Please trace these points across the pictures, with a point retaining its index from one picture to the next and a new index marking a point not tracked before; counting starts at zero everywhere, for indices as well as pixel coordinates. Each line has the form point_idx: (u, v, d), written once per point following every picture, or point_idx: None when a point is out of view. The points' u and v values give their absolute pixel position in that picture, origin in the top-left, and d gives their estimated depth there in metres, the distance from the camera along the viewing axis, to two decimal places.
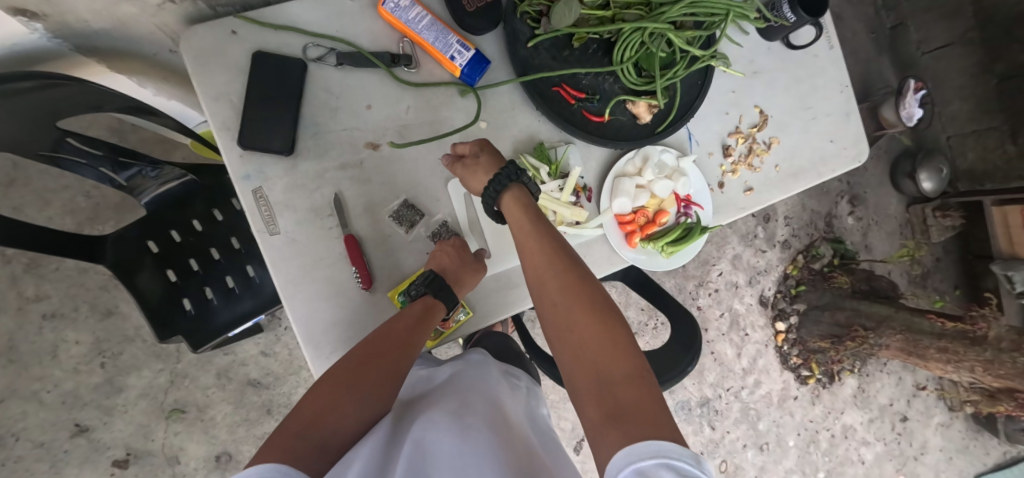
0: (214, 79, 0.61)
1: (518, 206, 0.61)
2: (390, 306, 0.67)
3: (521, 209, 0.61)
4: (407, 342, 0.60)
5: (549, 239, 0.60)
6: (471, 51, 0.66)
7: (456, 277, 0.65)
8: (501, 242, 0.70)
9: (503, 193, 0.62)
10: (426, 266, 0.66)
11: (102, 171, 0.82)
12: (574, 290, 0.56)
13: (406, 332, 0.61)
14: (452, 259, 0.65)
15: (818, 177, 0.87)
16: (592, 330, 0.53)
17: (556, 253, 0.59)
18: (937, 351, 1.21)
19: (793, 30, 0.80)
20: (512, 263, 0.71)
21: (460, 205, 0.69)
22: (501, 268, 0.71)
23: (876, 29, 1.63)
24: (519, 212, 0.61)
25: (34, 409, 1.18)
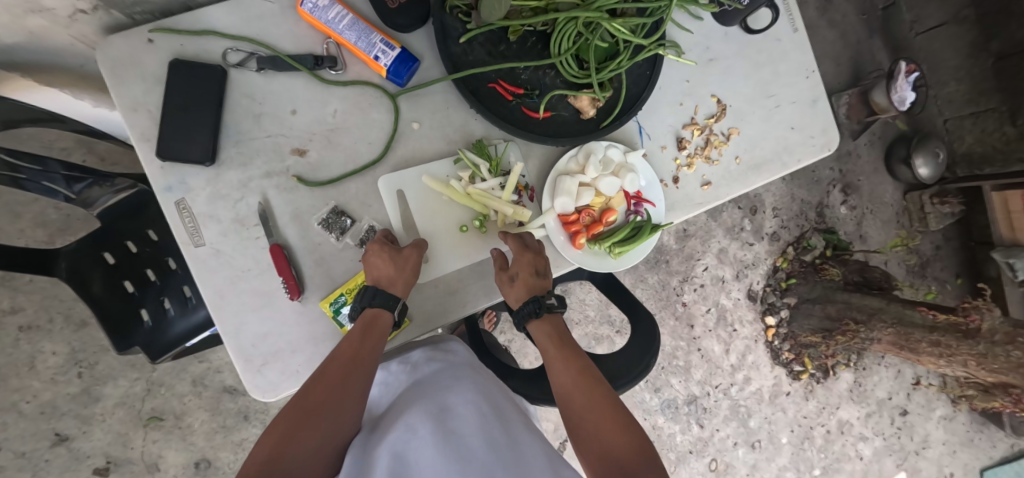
0: (131, 90, 0.61)
1: (546, 335, 0.67)
2: (322, 316, 0.65)
3: (553, 342, 0.66)
4: (365, 341, 0.60)
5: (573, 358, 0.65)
6: (396, 49, 0.64)
7: (395, 280, 0.62)
8: (436, 242, 0.69)
9: (532, 324, 0.67)
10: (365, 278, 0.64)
11: (50, 186, 0.80)
12: (595, 397, 0.60)
13: (360, 338, 0.60)
14: (387, 260, 0.62)
15: (784, 168, 0.82)
16: (608, 426, 0.58)
17: (574, 364, 0.64)
18: (930, 345, 1.15)
19: (749, 12, 0.75)
20: (450, 267, 0.69)
21: (392, 203, 0.68)
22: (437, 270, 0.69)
23: (868, 10, 1.53)
24: (548, 338, 0.67)
25: (14, 420, 1.18)
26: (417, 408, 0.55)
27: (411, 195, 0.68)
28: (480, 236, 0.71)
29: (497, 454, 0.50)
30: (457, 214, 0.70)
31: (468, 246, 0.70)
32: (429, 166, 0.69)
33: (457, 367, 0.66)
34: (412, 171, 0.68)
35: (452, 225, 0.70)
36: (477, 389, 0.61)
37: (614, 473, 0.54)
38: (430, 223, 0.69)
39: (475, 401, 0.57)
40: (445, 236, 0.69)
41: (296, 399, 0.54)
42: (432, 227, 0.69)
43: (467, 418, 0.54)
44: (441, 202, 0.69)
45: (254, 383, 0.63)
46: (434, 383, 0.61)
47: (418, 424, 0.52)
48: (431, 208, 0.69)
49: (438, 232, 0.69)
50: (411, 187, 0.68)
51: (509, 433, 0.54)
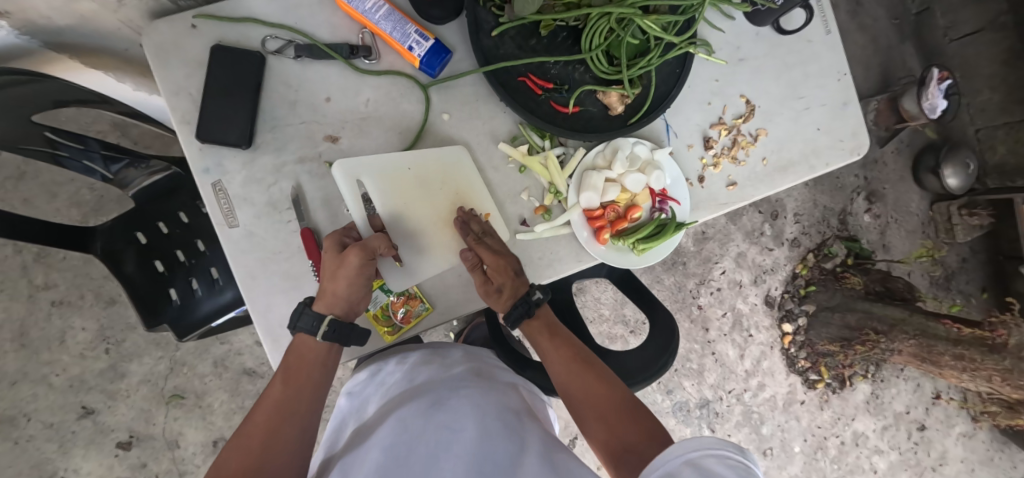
0: (174, 74, 0.63)
1: (542, 334, 0.69)
2: None
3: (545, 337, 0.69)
4: (301, 365, 0.59)
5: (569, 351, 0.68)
6: (429, 41, 0.65)
7: (326, 291, 0.60)
8: (412, 237, 0.67)
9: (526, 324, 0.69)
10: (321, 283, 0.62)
11: (88, 165, 0.85)
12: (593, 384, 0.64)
13: (295, 366, 0.59)
14: (331, 265, 0.60)
15: (812, 172, 0.81)
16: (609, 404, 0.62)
17: (572, 357, 0.67)
18: (953, 358, 1.18)
19: (783, 12, 0.74)
20: (423, 262, 0.68)
21: (348, 191, 0.64)
22: (414, 267, 0.67)
23: (900, 15, 1.50)
24: (543, 338, 0.69)
25: (44, 392, 1.22)
26: (410, 405, 0.54)
27: (370, 182, 0.65)
28: (455, 236, 0.69)
29: (485, 439, 0.48)
30: (431, 207, 0.68)
31: (444, 251, 0.68)
32: (394, 158, 0.66)
33: (444, 369, 0.64)
34: (370, 158, 0.65)
35: (425, 216, 0.68)
36: (468, 382, 0.60)
37: (612, 439, 0.60)
38: (400, 213, 0.66)
39: (467, 394, 0.56)
40: (418, 228, 0.67)
41: (229, 460, 0.52)
42: (400, 220, 0.66)
43: (460, 410, 0.52)
44: (411, 192, 0.67)
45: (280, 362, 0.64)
46: (429, 384, 0.60)
47: (410, 420, 0.51)
48: (397, 195, 0.66)
49: (411, 224, 0.67)
50: (368, 175, 0.65)
51: (508, 420, 0.53)
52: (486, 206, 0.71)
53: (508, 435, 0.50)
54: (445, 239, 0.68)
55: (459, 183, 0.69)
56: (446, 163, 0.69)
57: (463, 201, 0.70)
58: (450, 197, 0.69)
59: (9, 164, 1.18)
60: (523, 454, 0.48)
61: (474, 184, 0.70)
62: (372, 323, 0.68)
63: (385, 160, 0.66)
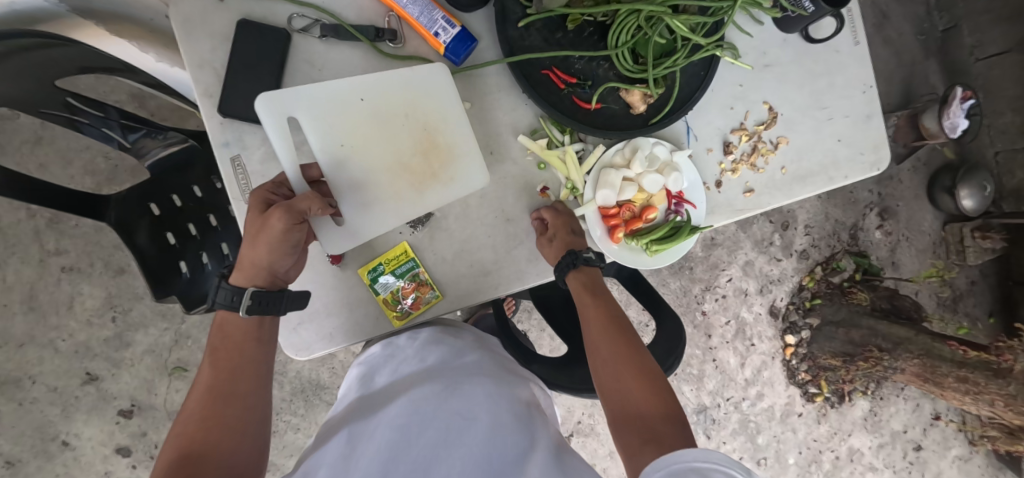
0: (198, 46, 0.63)
1: (582, 291, 0.66)
2: (359, 283, 0.68)
3: (584, 296, 0.66)
4: (229, 344, 0.59)
5: (606, 317, 0.64)
6: (456, 28, 0.65)
7: (246, 259, 0.58)
8: (354, 180, 0.64)
9: (569, 275, 0.66)
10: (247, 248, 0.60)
11: (107, 132, 0.87)
12: (625, 358, 0.60)
13: (223, 346, 0.59)
14: (249, 231, 0.58)
15: (830, 183, 0.80)
16: (634, 380, 0.59)
17: (610, 326, 0.64)
18: (956, 380, 1.21)
19: (812, 21, 0.73)
20: (362, 211, 0.64)
21: (275, 122, 0.58)
22: (358, 219, 0.64)
23: (926, 31, 1.48)
24: (585, 294, 0.66)
25: (50, 356, 1.23)
26: (423, 386, 0.54)
27: (307, 119, 0.60)
28: (409, 180, 0.66)
29: (501, 432, 0.49)
30: (385, 146, 0.65)
31: (398, 197, 0.66)
32: (343, 87, 0.62)
33: (457, 352, 0.64)
34: (308, 93, 0.60)
35: (371, 156, 0.64)
36: (482, 371, 0.60)
37: (639, 427, 0.55)
38: (342, 150, 0.63)
39: (481, 383, 0.56)
40: (363, 170, 0.64)
41: (174, 446, 0.52)
42: (344, 161, 0.63)
43: (475, 399, 0.53)
44: (357, 127, 0.63)
45: (289, 340, 0.66)
46: (442, 366, 0.60)
47: (423, 402, 0.51)
48: (340, 130, 0.62)
49: (361, 166, 0.64)
50: (305, 105, 0.60)
51: (522, 414, 0.53)
52: (454, 143, 0.67)
53: (517, 431, 0.50)
54: (399, 183, 0.66)
55: (425, 115, 0.66)
56: (411, 91, 0.65)
57: (428, 137, 0.66)
58: (406, 136, 0.65)
59: (26, 129, 1.18)
60: (534, 450, 0.48)
61: (443, 116, 0.66)
62: (382, 307, 0.68)
63: (331, 90, 0.61)
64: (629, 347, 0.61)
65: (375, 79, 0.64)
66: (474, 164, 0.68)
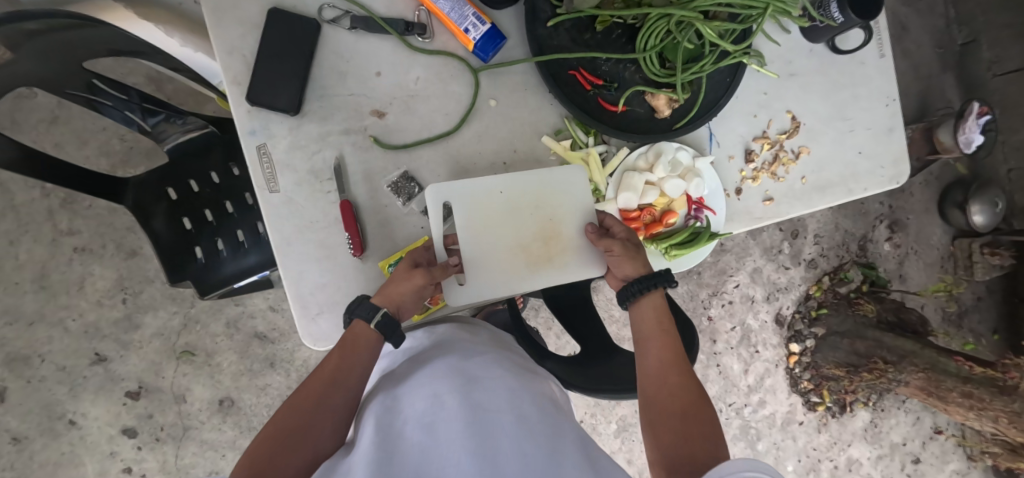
0: (228, 33, 0.63)
1: (655, 310, 0.65)
2: (378, 276, 0.67)
3: (658, 315, 0.65)
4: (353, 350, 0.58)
5: (674, 344, 0.63)
6: (486, 25, 0.65)
7: (387, 291, 0.61)
8: (481, 261, 0.67)
9: (648, 292, 0.65)
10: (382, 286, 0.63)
11: (127, 115, 0.87)
12: (687, 393, 0.58)
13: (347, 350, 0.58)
14: (402, 272, 0.62)
15: (850, 195, 0.80)
16: (691, 416, 0.56)
17: (675, 354, 0.62)
18: (960, 395, 1.24)
19: (839, 32, 0.73)
20: (482, 291, 0.68)
21: (434, 211, 0.65)
22: (479, 293, 0.67)
23: (945, 45, 1.48)
24: (658, 318, 0.65)
25: (59, 335, 1.24)
26: (445, 379, 0.54)
27: (458, 209, 0.66)
28: (530, 264, 0.69)
29: (529, 429, 0.49)
30: (515, 232, 0.68)
31: (515, 276, 0.69)
32: (488, 184, 0.67)
33: (474, 345, 0.64)
34: (462, 185, 0.66)
35: (501, 242, 0.68)
36: (502, 366, 0.60)
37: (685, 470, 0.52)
38: (479, 236, 0.67)
39: (502, 379, 0.56)
40: (492, 253, 0.68)
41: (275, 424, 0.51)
42: (478, 244, 0.67)
43: (498, 395, 0.53)
44: (496, 216, 0.68)
45: (307, 331, 0.66)
46: (460, 357, 0.60)
47: (446, 396, 0.51)
48: (479, 219, 0.67)
49: (490, 250, 0.68)
50: (457, 197, 0.66)
51: (546, 412, 0.54)
52: (576, 237, 0.70)
53: (544, 431, 0.50)
54: (520, 267, 0.69)
55: (555, 209, 0.70)
56: (548, 187, 0.69)
57: (553, 228, 0.70)
58: (535, 226, 0.69)
59: (42, 108, 1.19)
60: (561, 448, 0.48)
61: (571, 211, 0.70)
62: None
63: (478, 187, 0.67)
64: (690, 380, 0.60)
65: (515, 177, 0.68)
66: (591, 255, 0.70)
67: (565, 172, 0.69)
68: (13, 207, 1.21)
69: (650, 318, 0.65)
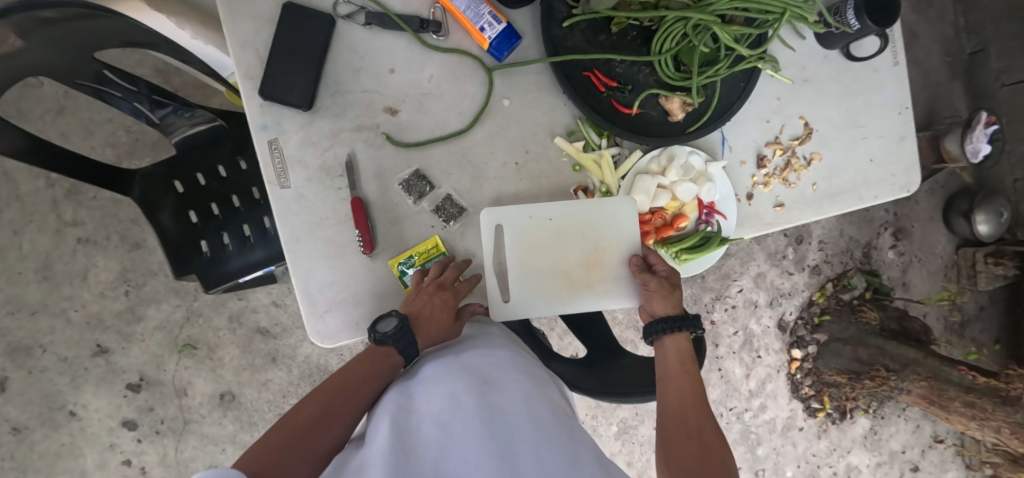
0: (243, 27, 0.63)
1: (677, 352, 0.64)
2: (387, 275, 0.68)
3: (681, 357, 0.64)
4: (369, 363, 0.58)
5: (696, 387, 0.61)
6: (501, 24, 0.65)
7: (425, 325, 0.62)
8: (528, 284, 0.69)
9: (672, 333, 0.65)
10: (412, 306, 0.63)
11: (136, 106, 0.86)
12: (708, 438, 0.56)
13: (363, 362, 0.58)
14: (444, 308, 0.63)
15: (860, 202, 0.80)
16: (711, 460, 0.54)
17: (697, 398, 0.60)
18: (962, 405, 1.24)
19: (855, 38, 0.73)
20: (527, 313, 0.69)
21: (488, 235, 0.67)
22: (523, 309, 0.68)
23: (954, 53, 1.47)
24: (680, 358, 0.64)
25: (61, 325, 1.23)
26: (461, 378, 0.54)
27: (509, 231, 0.68)
28: (572, 289, 0.69)
29: (544, 434, 0.49)
30: (561, 257, 0.69)
31: (558, 300, 0.69)
32: (540, 209, 0.68)
33: (487, 341, 0.63)
34: (515, 207, 0.68)
35: (548, 267, 0.69)
36: (515, 366, 0.60)
37: None
38: (527, 260, 0.68)
39: (517, 380, 0.56)
40: (538, 276, 0.69)
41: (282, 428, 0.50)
42: (526, 265, 0.68)
43: (512, 397, 0.53)
44: (544, 242, 0.69)
45: (315, 328, 0.66)
46: (475, 355, 0.59)
47: (463, 395, 0.51)
48: (529, 243, 0.68)
49: (537, 273, 0.69)
50: (510, 222, 0.68)
51: (558, 416, 0.54)
52: (619, 267, 0.70)
53: (559, 437, 0.50)
54: (562, 289, 0.69)
55: (601, 238, 0.70)
56: (597, 218, 0.69)
57: (597, 256, 0.70)
58: (580, 253, 0.69)
59: (49, 97, 1.18)
60: (576, 454, 0.49)
61: (617, 242, 0.70)
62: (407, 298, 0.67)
63: (530, 211, 0.68)
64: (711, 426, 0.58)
65: (566, 204, 0.69)
66: (632, 286, 0.70)
67: (614, 202, 0.69)
68: (17, 197, 1.20)
69: (672, 359, 0.64)
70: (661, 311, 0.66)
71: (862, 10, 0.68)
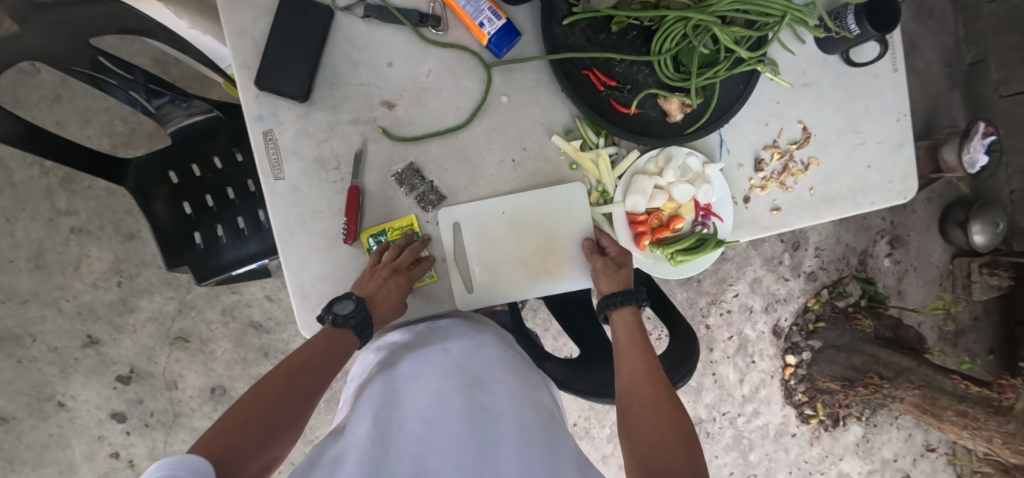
0: (241, 17, 0.63)
1: (625, 327, 0.67)
2: None
3: (629, 330, 0.67)
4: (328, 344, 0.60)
5: (647, 356, 0.64)
6: (501, 20, 0.65)
7: (380, 307, 0.63)
8: (489, 275, 0.69)
9: (619, 308, 0.68)
10: (370, 289, 0.63)
11: (132, 95, 0.86)
12: (660, 398, 0.58)
13: (319, 347, 0.59)
14: (398, 290, 0.64)
15: (856, 209, 0.80)
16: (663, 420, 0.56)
17: (648, 366, 0.62)
18: (955, 414, 1.25)
19: (855, 44, 0.73)
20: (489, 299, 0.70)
21: (447, 233, 0.68)
22: (488, 301, 0.69)
23: (953, 63, 1.47)
24: (628, 330, 0.67)
25: (52, 315, 1.22)
26: (449, 378, 0.54)
27: (467, 228, 0.68)
28: (531, 276, 0.70)
29: (530, 436, 0.49)
30: (520, 247, 0.69)
31: (519, 288, 0.70)
32: (491, 203, 0.69)
33: (477, 340, 0.63)
34: (471, 204, 0.68)
35: (507, 257, 0.69)
36: (504, 367, 0.59)
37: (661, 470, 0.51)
38: (486, 254, 0.69)
39: (505, 382, 0.56)
40: (499, 267, 0.69)
41: (238, 409, 0.50)
42: (486, 259, 0.69)
43: (500, 399, 0.52)
44: (500, 235, 0.69)
45: (306, 321, 0.66)
46: (464, 354, 0.59)
47: (450, 395, 0.51)
48: (486, 238, 0.69)
49: (495, 266, 0.69)
50: (466, 219, 0.68)
51: (545, 420, 0.53)
52: (574, 251, 0.71)
53: (544, 440, 0.50)
54: (525, 280, 0.70)
55: (555, 225, 0.70)
56: (547, 208, 0.70)
57: (552, 243, 0.70)
58: (535, 240, 0.70)
59: (46, 85, 1.17)
60: (559, 459, 0.48)
61: (571, 229, 0.70)
62: None
63: (482, 206, 0.68)
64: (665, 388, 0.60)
65: (517, 195, 0.69)
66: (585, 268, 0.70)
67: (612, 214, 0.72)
68: (12, 184, 1.19)
69: (622, 332, 0.67)
70: (607, 290, 0.68)
71: (863, 16, 0.68)
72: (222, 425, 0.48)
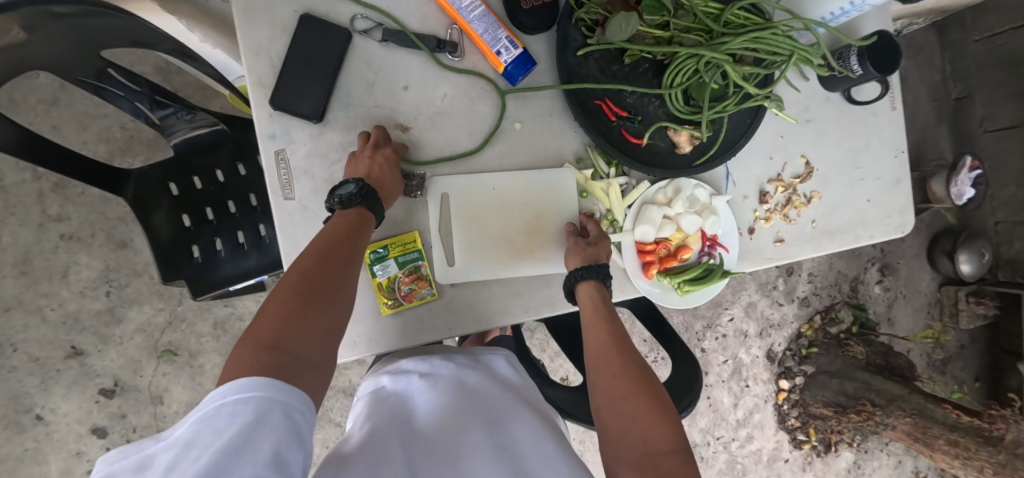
0: (258, 34, 0.63)
1: (590, 300, 0.64)
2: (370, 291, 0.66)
3: (594, 303, 0.63)
4: (348, 234, 0.57)
5: (613, 327, 0.61)
6: (518, 50, 0.66)
7: (383, 183, 0.62)
8: (471, 251, 0.67)
9: (586, 283, 0.64)
10: (361, 174, 0.61)
11: (137, 105, 0.83)
12: (632, 374, 0.57)
13: (335, 237, 0.56)
14: (387, 162, 0.63)
15: (856, 241, 0.81)
16: (637, 398, 0.54)
17: (617, 341, 0.60)
18: (947, 443, 1.26)
19: (857, 83, 0.75)
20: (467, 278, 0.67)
21: (434, 204, 0.67)
22: (467, 277, 0.67)
23: (940, 97, 1.52)
24: (595, 302, 0.64)
25: (35, 324, 1.19)
26: (470, 420, 0.52)
27: (455, 200, 0.67)
28: (513, 257, 0.68)
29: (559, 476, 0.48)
30: (504, 223, 0.69)
31: (500, 267, 0.68)
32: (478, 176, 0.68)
33: (496, 382, 0.62)
34: (462, 175, 0.68)
35: (491, 234, 0.68)
36: (522, 404, 0.58)
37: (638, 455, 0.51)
38: (470, 227, 0.68)
39: (527, 419, 0.55)
40: (482, 242, 0.68)
41: (264, 326, 0.47)
42: (469, 234, 0.67)
43: (522, 436, 0.52)
44: (487, 210, 0.68)
45: None
46: (483, 394, 0.58)
47: (474, 439, 0.50)
48: (472, 212, 0.68)
49: (477, 242, 0.68)
50: (455, 192, 0.67)
51: (569, 454, 0.53)
52: (557, 238, 0.70)
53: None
54: (507, 258, 0.68)
55: (540, 209, 0.70)
56: (534, 191, 0.69)
57: (536, 226, 0.69)
58: (520, 219, 0.69)
59: (43, 89, 1.15)
60: None
61: (558, 212, 0.70)
62: (375, 290, 0.65)
63: (468, 179, 0.68)
64: (636, 363, 0.58)
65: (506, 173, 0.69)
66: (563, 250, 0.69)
67: (622, 243, 0.72)
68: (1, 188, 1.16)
69: (587, 306, 0.64)
70: (573, 265, 0.66)
71: (866, 56, 0.69)
72: (255, 346, 0.45)
